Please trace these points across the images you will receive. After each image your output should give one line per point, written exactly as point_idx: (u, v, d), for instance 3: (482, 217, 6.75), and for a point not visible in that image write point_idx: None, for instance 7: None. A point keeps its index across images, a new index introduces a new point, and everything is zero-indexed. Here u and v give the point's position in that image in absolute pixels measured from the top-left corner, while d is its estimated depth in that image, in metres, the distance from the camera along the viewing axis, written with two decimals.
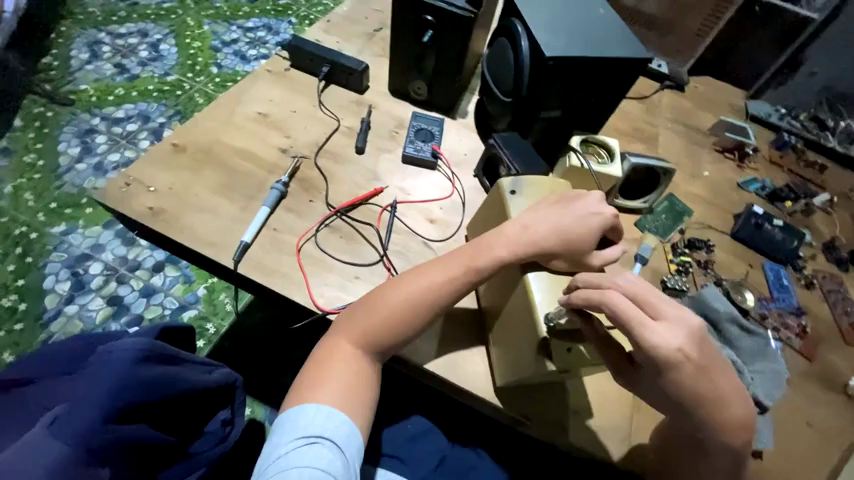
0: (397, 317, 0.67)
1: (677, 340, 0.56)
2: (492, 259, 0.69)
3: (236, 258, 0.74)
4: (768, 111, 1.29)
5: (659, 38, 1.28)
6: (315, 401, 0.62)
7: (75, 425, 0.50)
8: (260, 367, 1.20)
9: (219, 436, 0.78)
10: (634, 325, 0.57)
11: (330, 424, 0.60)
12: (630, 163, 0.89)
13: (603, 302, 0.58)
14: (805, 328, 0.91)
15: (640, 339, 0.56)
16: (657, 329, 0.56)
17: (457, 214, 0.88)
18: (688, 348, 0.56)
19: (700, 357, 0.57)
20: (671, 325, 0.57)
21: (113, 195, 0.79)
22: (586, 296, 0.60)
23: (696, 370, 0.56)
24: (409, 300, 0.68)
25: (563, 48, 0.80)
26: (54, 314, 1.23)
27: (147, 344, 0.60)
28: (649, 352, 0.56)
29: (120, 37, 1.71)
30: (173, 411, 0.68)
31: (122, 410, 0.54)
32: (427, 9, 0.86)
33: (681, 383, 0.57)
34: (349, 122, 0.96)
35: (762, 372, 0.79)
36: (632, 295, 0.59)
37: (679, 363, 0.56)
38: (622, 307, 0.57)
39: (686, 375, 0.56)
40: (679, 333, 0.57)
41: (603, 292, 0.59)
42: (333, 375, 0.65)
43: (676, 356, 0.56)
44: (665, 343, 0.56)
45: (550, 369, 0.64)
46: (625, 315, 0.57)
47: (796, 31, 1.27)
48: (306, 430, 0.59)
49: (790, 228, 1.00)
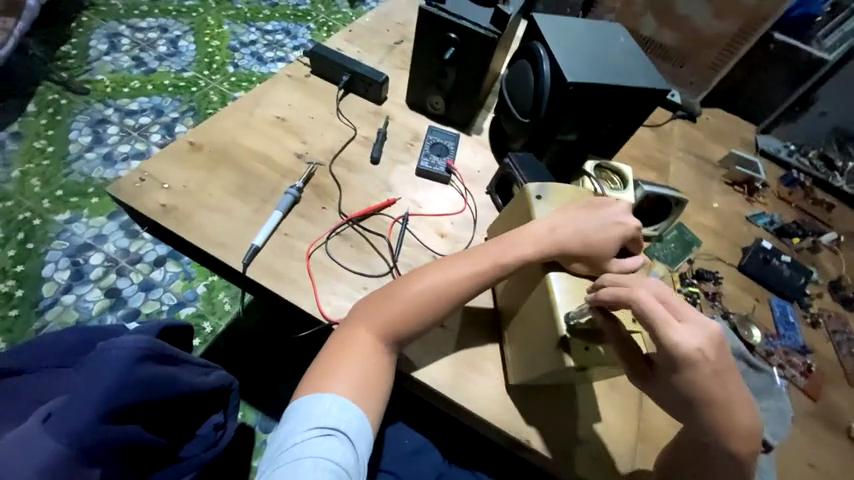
0: (416, 310, 0.67)
1: (696, 341, 0.56)
2: (516, 256, 0.69)
3: (246, 261, 0.74)
4: (777, 147, 1.30)
5: (674, 68, 1.30)
6: (330, 391, 0.61)
7: (69, 424, 0.48)
8: (255, 369, 1.19)
9: (211, 439, 0.75)
10: (658, 323, 0.57)
11: (345, 416, 0.59)
12: (643, 191, 0.88)
13: (630, 298, 0.57)
14: (810, 366, 0.90)
15: (662, 335, 0.56)
16: (680, 329, 0.57)
17: (469, 230, 0.88)
18: (707, 349, 0.57)
19: (716, 360, 0.57)
20: (693, 327, 0.57)
21: (126, 190, 0.78)
22: (613, 290, 0.58)
23: (712, 372, 0.57)
24: (428, 293, 0.68)
25: (584, 74, 0.81)
26: (51, 303, 1.22)
27: (147, 342, 0.58)
28: (670, 350, 0.56)
29: (140, 31, 1.73)
30: (167, 412, 0.66)
31: (119, 410, 0.52)
32: (452, 27, 0.88)
33: (694, 383, 0.57)
34: (366, 132, 0.96)
35: (769, 410, 0.79)
36: (658, 294, 0.59)
37: (697, 363, 0.56)
38: (649, 304, 0.57)
39: (702, 376, 0.56)
40: (700, 334, 0.57)
41: (632, 288, 0.58)
42: (348, 364, 0.64)
43: (695, 355, 0.56)
44: (686, 342, 0.56)
45: (568, 365, 0.61)
46: (650, 312, 0.57)
47: (809, 71, 1.29)
48: (321, 420, 0.58)
49: (797, 265, 1.02)
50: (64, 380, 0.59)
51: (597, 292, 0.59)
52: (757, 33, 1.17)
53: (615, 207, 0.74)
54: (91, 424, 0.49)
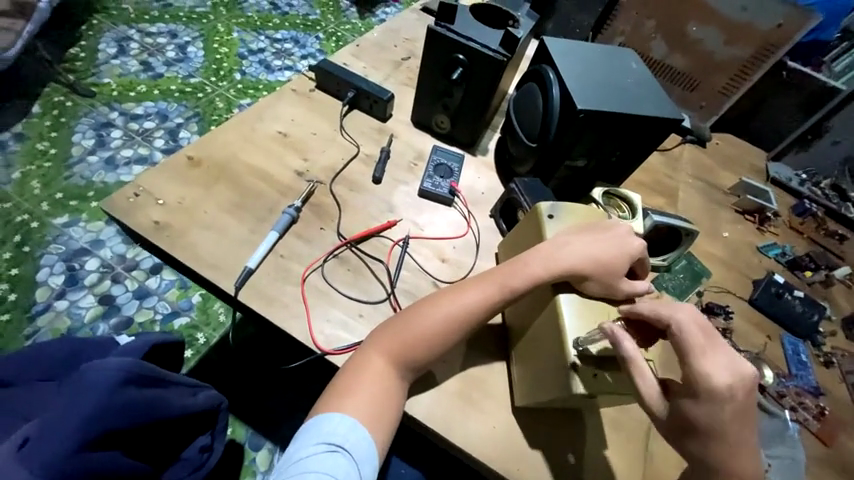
0: (432, 337, 0.63)
1: (727, 377, 0.51)
2: (527, 277, 0.65)
3: (238, 284, 0.71)
4: (789, 176, 1.27)
5: (684, 92, 1.28)
6: (340, 411, 0.59)
7: (44, 454, 0.46)
8: (246, 385, 1.14)
9: (195, 464, 0.70)
10: (689, 350, 0.53)
11: (352, 437, 0.57)
12: (653, 220, 0.85)
13: (671, 318, 0.55)
14: (824, 410, 0.86)
15: (692, 362, 0.52)
16: (713, 360, 0.52)
17: (470, 256, 0.85)
18: (737, 387, 0.51)
19: (745, 400, 0.52)
20: (727, 360, 0.52)
21: (119, 205, 0.76)
22: (654, 305, 0.57)
23: (735, 413, 0.51)
24: (446, 319, 0.64)
25: (595, 102, 0.79)
26: (43, 309, 1.19)
27: (133, 365, 0.55)
28: (696, 380, 0.52)
29: (149, 36, 1.73)
30: (152, 436, 0.62)
31: (97, 438, 0.49)
32: (460, 48, 0.86)
33: (713, 418, 0.51)
34: (369, 150, 0.94)
35: (780, 458, 0.75)
36: (700, 323, 0.55)
37: (724, 399, 0.51)
38: (689, 330, 0.53)
39: (724, 414, 0.51)
40: (731, 367, 0.52)
41: (674, 310, 0.56)
42: (361, 387, 0.60)
43: (724, 392, 0.51)
44: (717, 376, 0.51)
45: (577, 393, 0.57)
46: (685, 337, 0.53)
47: (822, 100, 1.26)
48: (328, 437, 0.56)
49: (810, 301, 0.98)
50: (44, 398, 0.57)
51: (635, 304, 0.59)
52: (769, 61, 1.15)
53: (619, 228, 0.71)
54: (58, 459, 0.46)
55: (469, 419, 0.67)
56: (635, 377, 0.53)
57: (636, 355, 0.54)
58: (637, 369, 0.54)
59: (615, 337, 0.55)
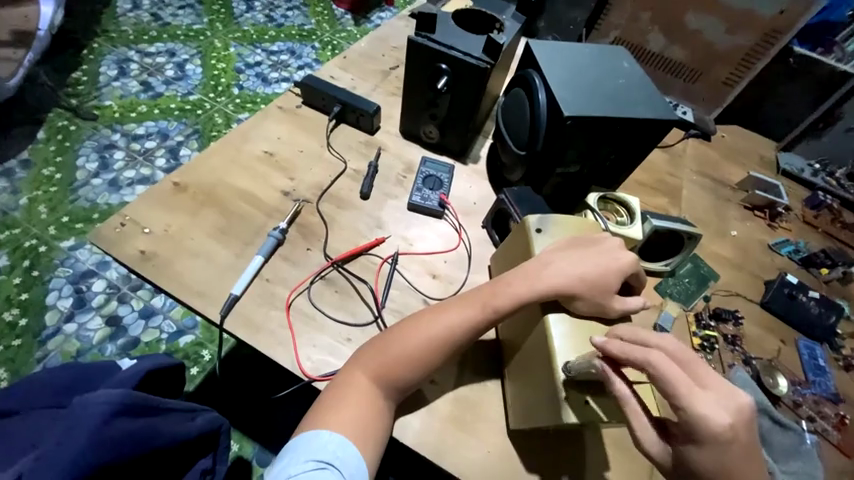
0: (416, 358, 0.62)
1: (727, 415, 0.45)
2: (511, 298, 0.62)
3: (223, 312, 0.70)
4: (801, 166, 1.21)
5: (685, 85, 1.23)
6: (328, 427, 0.57)
7: None
8: (251, 402, 1.12)
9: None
10: (680, 393, 0.46)
11: (343, 453, 0.55)
12: (652, 225, 0.81)
13: (645, 361, 0.48)
14: (845, 418, 0.81)
15: (687, 408, 0.46)
16: (706, 399, 0.46)
17: (462, 270, 0.82)
18: (739, 425, 0.46)
19: (748, 435, 0.47)
20: (717, 394, 0.46)
21: (108, 236, 0.76)
22: (623, 346, 0.50)
23: (741, 451, 0.46)
24: (430, 339, 0.62)
25: (582, 106, 0.76)
26: (53, 332, 1.18)
27: (127, 396, 0.53)
28: (696, 427, 0.45)
29: (148, 56, 1.74)
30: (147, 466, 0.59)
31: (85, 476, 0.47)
32: (442, 57, 0.83)
33: (719, 462, 0.46)
34: (357, 165, 0.93)
35: (795, 474, 0.71)
36: (677, 354, 0.49)
37: (728, 443, 0.45)
38: (670, 371, 0.47)
39: (731, 458, 0.46)
40: (727, 403, 0.46)
41: (646, 349, 0.49)
42: (345, 406, 0.59)
43: (726, 434, 0.45)
44: (716, 418, 0.45)
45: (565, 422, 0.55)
46: (670, 380, 0.47)
47: (835, 85, 1.20)
48: (318, 453, 0.54)
49: (827, 302, 0.92)
50: (41, 425, 0.55)
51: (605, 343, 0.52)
52: (775, 46, 1.08)
53: (612, 241, 0.68)
54: None
55: (462, 444, 0.64)
56: (632, 419, 0.50)
57: (629, 396, 0.50)
58: (633, 411, 0.50)
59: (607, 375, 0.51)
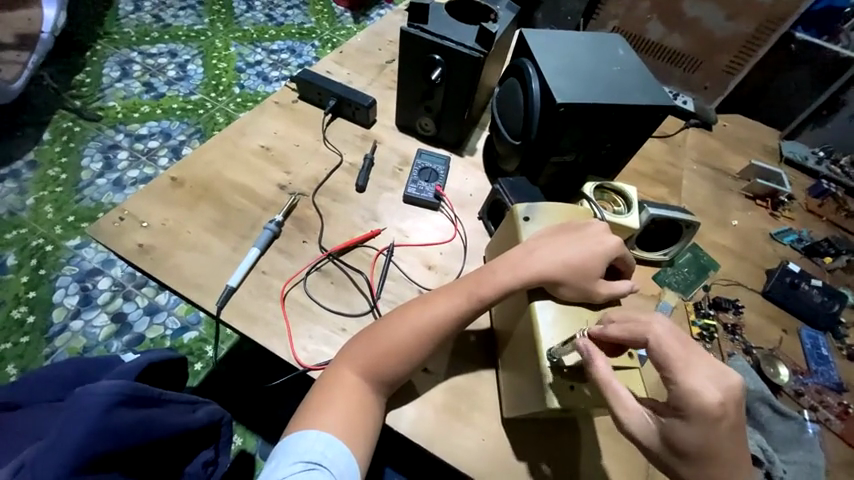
0: (403, 351, 0.62)
1: (718, 392, 0.45)
2: (496, 286, 0.63)
3: (220, 303, 0.71)
4: (805, 154, 1.19)
5: (685, 75, 1.22)
6: (317, 427, 0.57)
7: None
8: (253, 397, 1.13)
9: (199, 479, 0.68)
10: (675, 369, 0.47)
11: (331, 453, 0.55)
12: (649, 214, 0.80)
13: (648, 332, 0.51)
14: (848, 407, 0.81)
15: (676, 380, 0.47)
16: (699, 373, 0.46)
17: (458, 261, 0.82)
18: (730, 403, 0.46)
19: (736, 414, 0.46)
20: (709, 369, 0.47)
21: (106, 231, 0.77)
22: (621, 326, 0.53)
23: (729, 430, 0.45)
24: (416, 332, 0.62)
25: (575, 93, 0.75)
26: (60, 330, 1.20)
27: (130, 386, 0.53)
28: (687, 401, 0.45)
29: (150, 57, 1.76)
30: (151, 457, 0.60)
31: (88, 464, 0.47)
32: (436, 48, 0.83)
33: (707, 440, 0.45)
34: (353, 159, 0.93)
35: (795, 463, 0.72)
36: (677, 333, 0.50)
37: (718, 418, 0.45)
38: (668, 341, 0.49)
39: (720, 435, 0.45)
40: (717, 378, 0.46)
41: (646, 322, 0.51)
42: (333, 404, 0.59)
43: (717, 410, 0.45)
44: (707, 393, 0.45)
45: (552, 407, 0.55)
46: (667, 353, 0.48)
47: (839, 72, 1.17)
48: (305, 455, 0.54)
49: (830, 290, 0.91)
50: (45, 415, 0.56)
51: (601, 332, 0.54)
52: (776, 32, 1.07)
53: (599, 226, 0.68)
54: None
55: (456, 433, 0.65)
56: (613, 403, 0.50)
57: (609, 375, 0.51)
58: (613, 395, 0.50)
59: (589, 356, 0.52)
